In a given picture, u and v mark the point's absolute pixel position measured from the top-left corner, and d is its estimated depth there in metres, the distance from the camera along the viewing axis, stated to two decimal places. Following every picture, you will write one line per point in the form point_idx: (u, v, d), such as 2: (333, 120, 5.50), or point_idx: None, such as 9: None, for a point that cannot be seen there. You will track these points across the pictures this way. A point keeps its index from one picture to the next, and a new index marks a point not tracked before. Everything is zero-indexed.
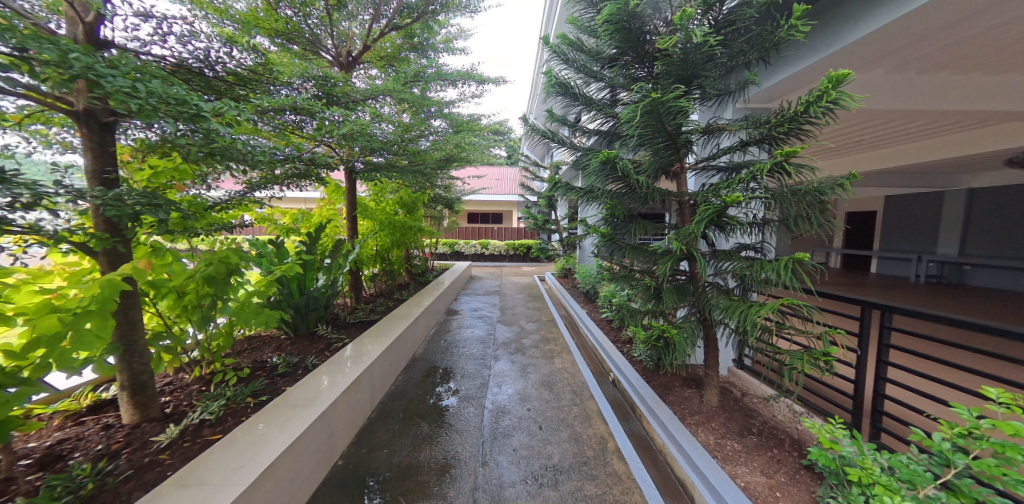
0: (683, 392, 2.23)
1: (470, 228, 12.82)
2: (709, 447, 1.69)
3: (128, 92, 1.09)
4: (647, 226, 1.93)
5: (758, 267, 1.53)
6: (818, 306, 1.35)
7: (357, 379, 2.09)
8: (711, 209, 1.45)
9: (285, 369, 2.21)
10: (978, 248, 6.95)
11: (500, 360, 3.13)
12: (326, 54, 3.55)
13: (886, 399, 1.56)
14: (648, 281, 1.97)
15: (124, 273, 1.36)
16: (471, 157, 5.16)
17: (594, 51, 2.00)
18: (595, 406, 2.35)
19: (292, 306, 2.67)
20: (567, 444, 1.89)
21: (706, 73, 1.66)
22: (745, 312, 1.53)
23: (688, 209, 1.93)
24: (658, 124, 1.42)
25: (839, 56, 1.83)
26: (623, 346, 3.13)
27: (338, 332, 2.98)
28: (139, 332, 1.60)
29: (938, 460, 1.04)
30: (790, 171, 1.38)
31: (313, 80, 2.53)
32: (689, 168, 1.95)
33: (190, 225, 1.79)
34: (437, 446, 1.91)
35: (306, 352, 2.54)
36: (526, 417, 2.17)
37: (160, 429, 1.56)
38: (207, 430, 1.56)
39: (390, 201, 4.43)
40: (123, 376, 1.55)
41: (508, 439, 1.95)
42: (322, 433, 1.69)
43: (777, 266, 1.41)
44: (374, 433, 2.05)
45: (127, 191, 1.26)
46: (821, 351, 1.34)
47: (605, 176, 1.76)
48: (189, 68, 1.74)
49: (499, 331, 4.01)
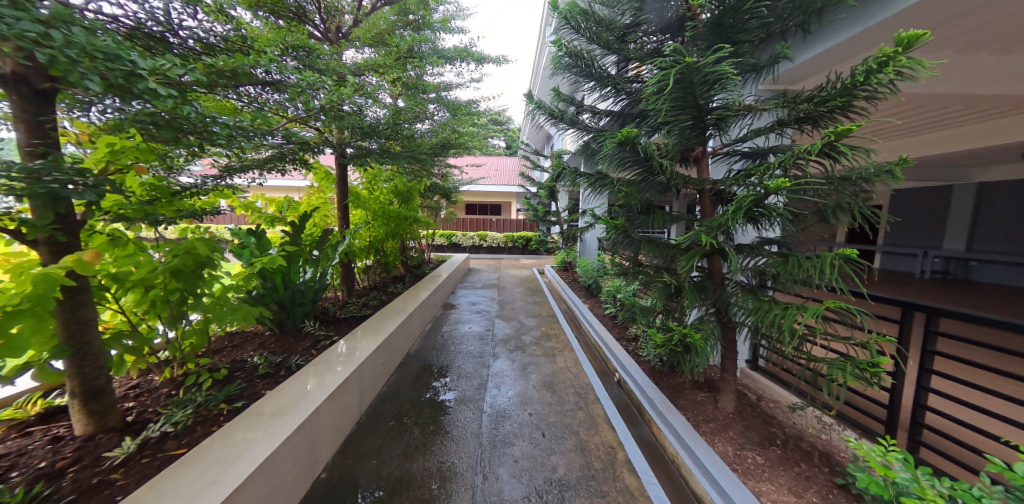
0: (696, 397, 2.09)
1: (468, 219, 12.55)
2: (727, 459, 1.56)
3: (35, 40, 0.86)
4: (669, 220, 1.70)
5: (795, 266, 1.33)
6: (872, 313, 1.13)
7: (345, 382, 1.92)
8: (751, 198, 1.22)
9: (266, 370, 2.03)
10: (985, 244, 6.83)
11: (499, 358, 2.97)
12: (313, 30, 3.31)
13: (928, 410, 1.40)
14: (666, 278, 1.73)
15: (65, 265, 1.16)
16: (469, 144, 4.92)
17: (609, 17, 1.76)
18: (600, 410, 2.20)
19: (275, 302, 2.46)
20: (573, 455, 1.74)
21: (751, 32, 1.37)
22: (779, 312, 1.33)
23: (709, 199, 1.76)
24: (688, 96, 1.18)
25: (882, 28, 1.62)
26: (628, 344, 2.99)
27: (326, 329, 2.80)
28: (94, 332, 1.41)
29: (1021, 496, 0.87)
30: (839, 154, 1.17)
31: (295, 53, 2.29)
32: (711, 152, 1.76)
33: (151, 211, 1.62)
34: (431, 457, 1.74)
35: (290, 351, 2.36)
36: (528, 423, 2.02)
37: (117, 442, 1.37)
38: (171, 443, 1.38)
39: (384, 190, 4.24)
40: (74, 382, 1.36)
41: (507, 448, 1.80)
42: (302, 445, 1.50)
43: (817, 263, 1.21)
44: (363, 440, 1.89)
45: (48, 166, 1.03)
46: (868, 361, 1.15)
47: (622, 160, 1.54)
48: (148, 31, 1.49)
49: (498, 327, 3.86)
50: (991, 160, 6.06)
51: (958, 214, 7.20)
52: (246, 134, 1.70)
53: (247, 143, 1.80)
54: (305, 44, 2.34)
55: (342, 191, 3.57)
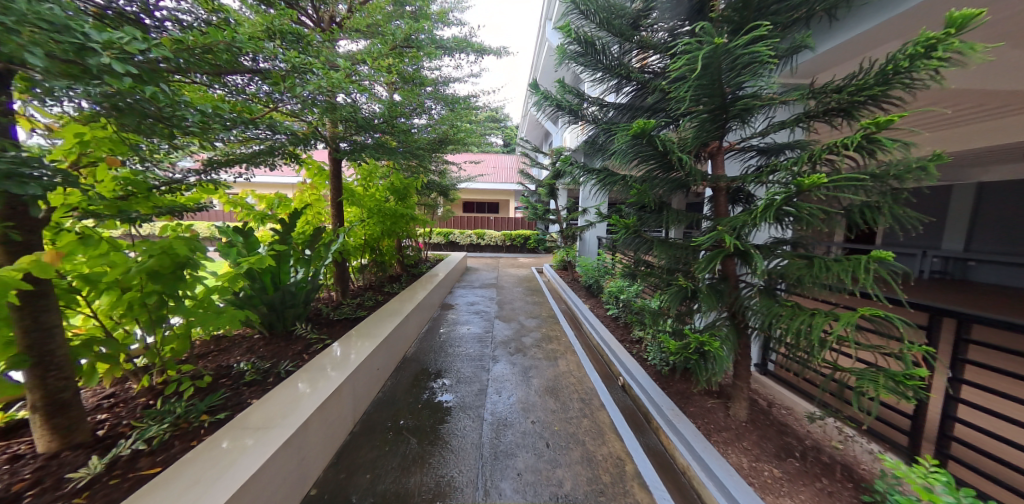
0: (706, 403, 2.01)
1: (465, 217, 12.39)
2: (743, 472, 1.47)
3: None
4: (684, 219, 1.59)
5: (825, 270, 1.22)
6: (912, 321, 1.03)
7: (338, 390, 1.80)
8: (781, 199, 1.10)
9: (253, 377, 1.91)
10: (984, 245, 6.83)
11: (499, 361, 2.87)
12: (305, 18, 3.16)
13: (958, 422, 1.32)
14: (680, 281, 1.63)
15: (21, 268, 1.02)
16: (467, 140, 4.77)
17: (622, 1, 1.65)
18: (606, 418, 2.11)
19: (265, 304, 2.33)
20: (579, 468, 1.65)
21: (781, 17, 1.26)
22: (805, 317, 1.23)
23: (724, 198, 1.67)
24: (714, 82, 1.07)
25: (908, 17, 1.54)
26: (632, 347, 2.90)
27: (319, 331, 2.67)
28: (59, 340, 1.29)
29: None
30: (876, 148, 1.08)
31: (286, 40, 2.15)
32: (727, 148, 1.67)
33: (125, 207, 1.48)
34: (429, 470, 1.64)
35: (280, 355, 2.23)
36: (531, 432, 1.92)
37: (84, 461, 1.25)
38: (144, 462, 1.26)
39: (380, 188, 4.10)
40: (35, 395, 1.23)
41: (510, 461, 1.70)
42: (290, 461, 1.39)
43: (848, 266, 1.11)
44: (357, 452, 1.78)
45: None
46: (904, 373, 1.06)
47: (636, 154, 1.43)
48: (119, 9, 1.36)
49: (497, 328, 3.75)
50: (992, 161, 6.03)
51: (957, 214, 7.18)
52: (217, 120, 1.56)
53: (220, 131, 1.66)
54: (295, 31, 2.21)
55: (336, 188, 3.43)
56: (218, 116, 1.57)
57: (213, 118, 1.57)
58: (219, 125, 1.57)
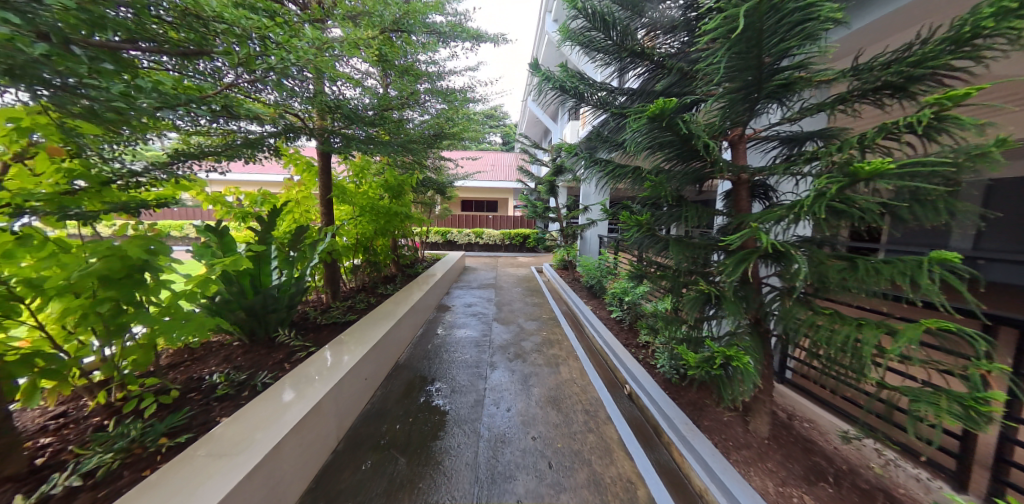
0: (722, 416, 1.85)
1: (464, 216, 12.19)
2: (769, 498, 1.31)
3: None
4: (702, 215, 1.40)
5: (868, 275, 1.03)
6: (989, 336, 0.86)
7: (319, 405, 1.63)
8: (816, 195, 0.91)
9: (225, 391, 1.73)
10: (995, 243, 6.65)
11: (497, 368, 2.70)
12: (290, 2, 2.96)
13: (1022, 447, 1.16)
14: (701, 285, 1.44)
15: None
16: (464, 134, 4.58)
17: None
18: (613, 432, 1.94)
19: (243, 309, 2.16)
20: (586, 493, 1.49)
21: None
22: (850, 330, 1.04)
23: (744, 191, 1.50)
24: (752, 50, 0.90)
25: None
26: (638, 352, 2.74)
27: (305, 337, 2.50)
28: None
29: None
30: (944, 131, 0.90)
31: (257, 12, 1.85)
32: (749, 136, 1.49)
33: (72, 203, 1.31)
34: (419, 496, 1.47)
35: (259, 365, 2.06)
36: (532, 450, 1.76)
37: (12, 498, 1.06)
38: (82, 499, 1.08)
39: (372, 184, 3.92)
40: None
41: (509, 485, 1.53)
42: (259, 491, 1.22)
43: (905, 271, 0.94)
44: (340, 474, 1.61)
45: None
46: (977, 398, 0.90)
47: (651, 142, 1.26)
48: None
49: (495, 332, 3.59)
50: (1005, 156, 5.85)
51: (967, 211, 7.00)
52: (154, 97, 1.38)
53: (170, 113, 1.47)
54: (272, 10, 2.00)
55: (325, 184, 3.25)
56: (157, 92, 1.38)
57: (158, 98, 1.39)
58: (159, 102, 1.39)
